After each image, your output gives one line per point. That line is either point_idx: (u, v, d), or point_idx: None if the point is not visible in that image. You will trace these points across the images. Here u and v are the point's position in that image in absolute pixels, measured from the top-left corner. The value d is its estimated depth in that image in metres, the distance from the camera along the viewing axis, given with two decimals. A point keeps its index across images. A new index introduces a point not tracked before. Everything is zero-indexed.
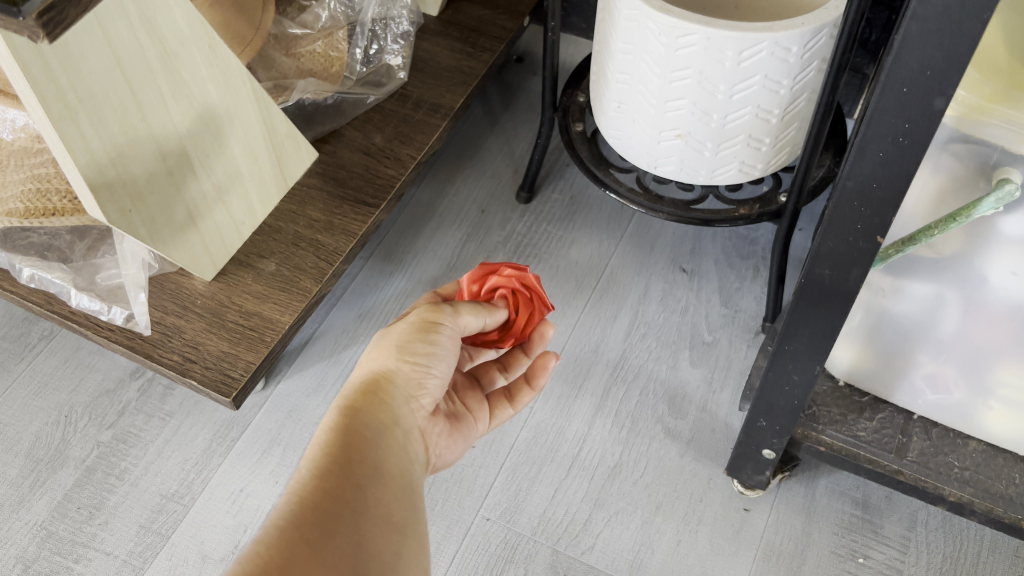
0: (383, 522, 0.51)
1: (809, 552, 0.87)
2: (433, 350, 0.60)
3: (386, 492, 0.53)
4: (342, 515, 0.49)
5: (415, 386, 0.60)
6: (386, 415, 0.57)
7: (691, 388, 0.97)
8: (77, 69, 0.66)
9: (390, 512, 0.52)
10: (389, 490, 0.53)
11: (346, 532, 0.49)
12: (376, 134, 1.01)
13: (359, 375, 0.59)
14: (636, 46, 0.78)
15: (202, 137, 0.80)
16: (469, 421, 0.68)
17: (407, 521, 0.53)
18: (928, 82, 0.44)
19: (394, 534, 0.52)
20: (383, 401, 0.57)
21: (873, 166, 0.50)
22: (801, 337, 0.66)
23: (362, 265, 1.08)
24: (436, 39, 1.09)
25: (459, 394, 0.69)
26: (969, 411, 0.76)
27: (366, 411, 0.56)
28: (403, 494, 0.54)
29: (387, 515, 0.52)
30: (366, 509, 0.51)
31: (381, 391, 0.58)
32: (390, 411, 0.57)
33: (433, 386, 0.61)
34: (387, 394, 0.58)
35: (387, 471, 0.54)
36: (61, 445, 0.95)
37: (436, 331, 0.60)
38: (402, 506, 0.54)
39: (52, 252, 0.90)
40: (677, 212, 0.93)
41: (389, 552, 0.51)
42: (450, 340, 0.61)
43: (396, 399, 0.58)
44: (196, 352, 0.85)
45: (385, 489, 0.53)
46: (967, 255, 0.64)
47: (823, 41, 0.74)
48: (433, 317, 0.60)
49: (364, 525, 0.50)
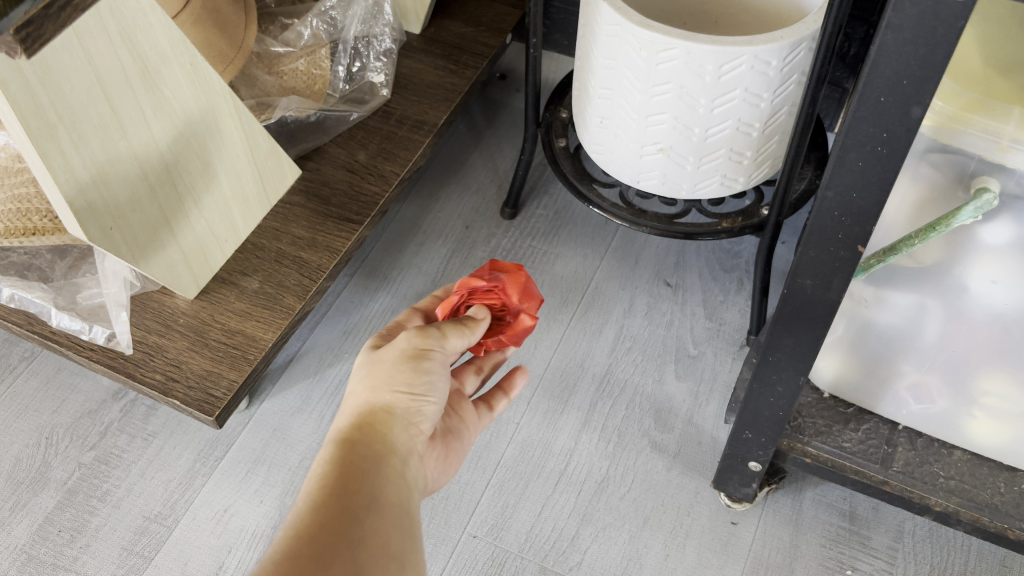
0: (381, 552, 0.50)
1: (797, 564, 0.87)
2: (427, 376, 0.59)
3: (383, 520, 0.52)
4: (338, 547, 0.48)
5: (413, 413, 0.58)
6: (386, 444, 0.56)
7: (677, 402, 0.97)
8: (57, 88, 0.66)
9: (389, 541, 0.51)
10: (384, 518, 0.52)
11: (343, 564, 0.48)
12: (360, 151, 1.01)
13: (355, 405, 0.58)
14: (617, 61, 0.78)
15: (185, 154, 0.80)
16: (463, 434, 0.67)
17: (405, 547, 0.52)
18: (905, 91, 0.45)
19: (390, 563, 0.51)
20: (378, 432, 0.56)
21: (853, 175, 0.50)
22: (784, 348, 0.66)
23: (346, 282, 1.08)
24: (419, 56, 1.10)
25: (452, 407, 0.68)
26: (954, 420, 0.76)
27: (363, 444, 0.55)
28: (400, 522, 0.53)
29: (385, 543, 0.51)
30: (362, 540, 0.50)
31: (376, 424, 0.57)
32: (390, 441, 0.56)
33: (432, 412, 0.59)
34: (384, 427, 0.57)
35: (384, 500, 0.53)
36: (42, 467, 0.94)
37: (427, 359, 0.59)
38: (402, 535, 0.53)
39: (33, 272, 0.89)
40: (661, 225, 0.93)
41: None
42: (440, 366, 0.60)
43: (396, 429, 0.57)
44: (179, 370, 0.85)
45: (383, 518, 0.52)
46: (948, 264, 0.65)
47: (802, 55, 0.74)
48: (421, 344, 0.59)
49: (360, 557, 0.49)
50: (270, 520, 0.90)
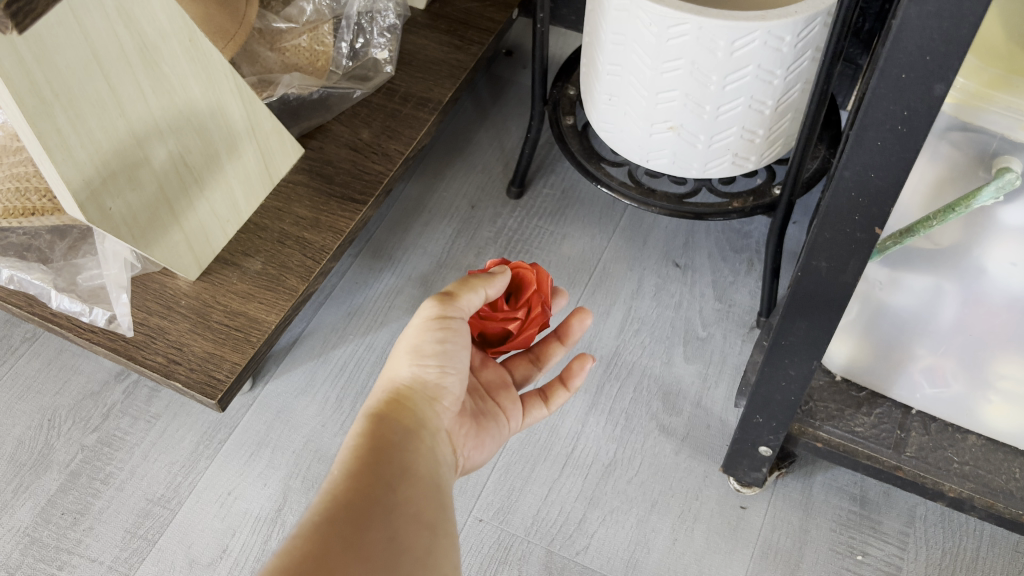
0: (412, 520, 0.50)
1: (806, 549, 0.86)
2: (447, 346, 0.56)
3: (414, 490, 0.51)
4: (371, 511, 0.48)
5: (434, 385, 0.56)
6: (414, 418, 0.54)
7: (686, 384, 0.96)
8: (52, 63, 0.64)
9: (421, 510, 0.51)
10: (416, 488, 0.51)
11: (376, 526, 0.47)
12: (364, 129, 0.99)
13: (381, 383, 0.57)
14: (627, 37, 0.76)
15: (185, 133, 0.78)
16: (499, 421, 0.65)
17: (436, 517, 0.51)
18: (927, 67, 0.43)
19: (423, 531, 0.50)
20: (402, 408, 0.54)
21: (871, 155, 0.49)
22: (797, 331, 0.65)
23: (350, 262, 1.06)
24: (424, 32, 1.07)
25: (491, 393, 0.66)
26: (968, 404, 0.75)
27: (391, 418, 0.54)
28: (432, 492, 0.52)
29: (417, 512, 0.50)
30: (395, 507, 0.49)
31: (401, 398, 0.55)
32: (417, 414, 0.55)
33: (454, 384, 0.57)
34: (409, 401, 0.55)
35: (415, 472, 0.52)
36: (44, 450, 0.93)
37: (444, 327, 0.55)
38: (434, 504, 0.52)
39: (32, 252, 0.88)
40: (670, 206, 0.92)
41: (421, 548, 0.49)
42: (461, 334, 0.56)
43: (417, 403, 0.55)
44: (180, 353, 0.83)
45: (415, 488, 0.51)
46: (966, 246, 0.63)
47: (817, 30, 0.72)
48: (441, 314, 0.55)
49: (394, 523, 0.48)
50: (274, 502, 0.89)
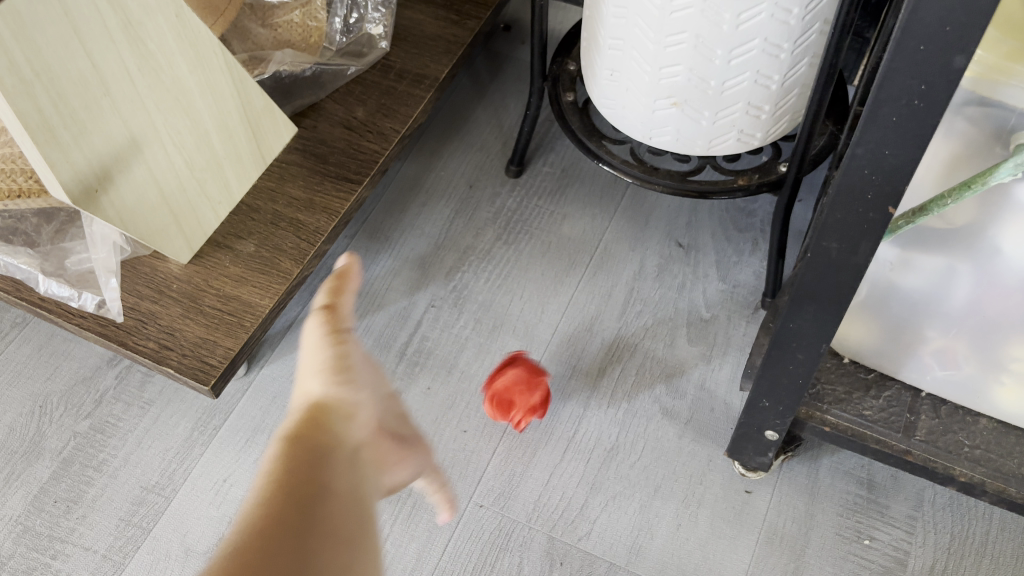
0: (338, 543, 0.36)
1: (813, 534, 0.84)
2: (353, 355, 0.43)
3: (336, 508, 0.37)
4: (287, 539, 0.35)
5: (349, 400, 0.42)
6: (330, 440, 0.40)
7: (689, 366, 0.94)
8: (32, 40, 0.62)
9: (346, 529, 0.37)
10: (340, 507, 0.37)
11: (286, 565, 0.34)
12: (358, 107, 0.97)
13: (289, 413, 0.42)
14: (628, 10, 0.74)
15: (172, 113, 0.76)
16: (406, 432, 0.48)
17: (365, 536, 0.38)
18: (947, 39, 0.41)
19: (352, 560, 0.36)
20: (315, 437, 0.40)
21: (885, 132, 0.47)
22: (805, 314, 0.63)
23: (346, 244, 1.04)
24: (420, 7, 1.05)
25: None
26: (980, 386, 0.72)
27: (305, 442, 0.40)
28: (358, 516, 0.38)
29: (345, 534, 0.37)
30: (316, 529, 0.36)
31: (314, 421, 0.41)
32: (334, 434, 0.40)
33: (371, 404, 0.44)
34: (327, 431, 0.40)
35: (334, 489, 0.38)
36: (36, 437, 0.91)
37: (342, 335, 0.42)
38: (362, 527, 0.38)
39: (18, 236, 0.86)
40: (673, 183, 0.90)
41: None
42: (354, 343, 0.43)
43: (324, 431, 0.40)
44: (172, 338, 0.82)
45: (339, 506, 0.37)
46: (980, 224, 0.61)
47: (826, 2, 0.70)
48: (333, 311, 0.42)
49: (316, 550, 0.35)
50: None
